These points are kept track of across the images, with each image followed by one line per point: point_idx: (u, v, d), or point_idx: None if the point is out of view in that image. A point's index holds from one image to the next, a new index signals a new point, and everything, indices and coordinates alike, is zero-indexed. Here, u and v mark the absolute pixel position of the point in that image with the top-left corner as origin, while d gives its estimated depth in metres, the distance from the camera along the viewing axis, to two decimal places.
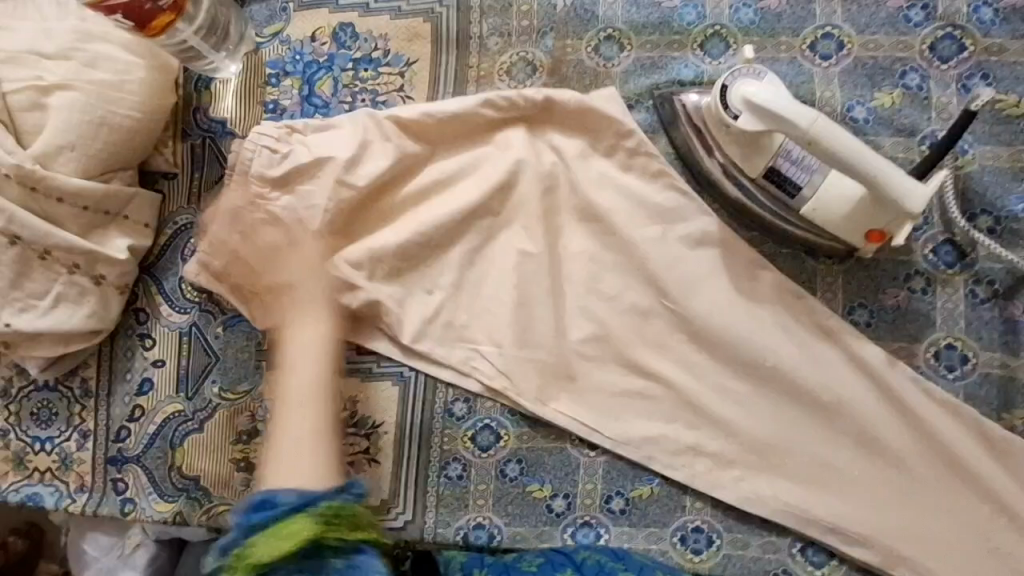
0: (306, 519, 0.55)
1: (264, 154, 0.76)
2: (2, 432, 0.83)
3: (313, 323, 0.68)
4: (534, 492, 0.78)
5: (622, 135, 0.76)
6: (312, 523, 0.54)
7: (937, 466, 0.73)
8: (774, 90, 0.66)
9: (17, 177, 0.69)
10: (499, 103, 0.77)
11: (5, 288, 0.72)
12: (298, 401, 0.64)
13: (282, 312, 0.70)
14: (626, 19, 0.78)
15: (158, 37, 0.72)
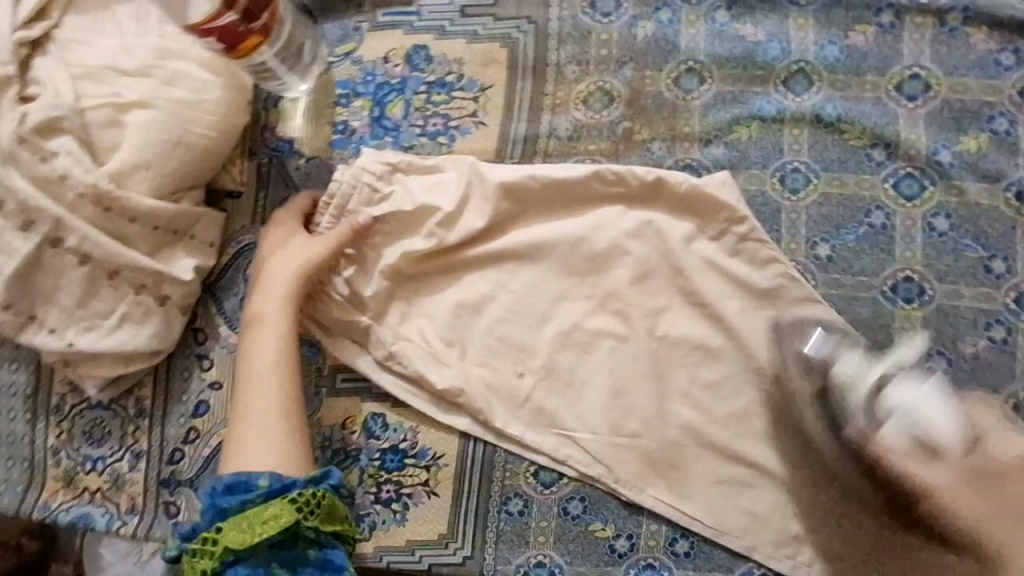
0: (286, 505, 0.61)
1: (364, 192, 0.76)
2: (51, 450, 0.82)
3: (275, 323, 0.72)
4: (596, 532, 0.76)
5: (722, 197, 0.75)
6: (290, 508, 0.61)
7: None
8: (932, 404, 0.64)
9: (93, 196, 0.68)
10: (608, 177, 0.76)
11: (72, 307, 0.71)
12: (263, 394, 0.70)
13: (256, 314, 0.73)
14: (708, 52, 0.77)
15: (244, 58, 0.71)
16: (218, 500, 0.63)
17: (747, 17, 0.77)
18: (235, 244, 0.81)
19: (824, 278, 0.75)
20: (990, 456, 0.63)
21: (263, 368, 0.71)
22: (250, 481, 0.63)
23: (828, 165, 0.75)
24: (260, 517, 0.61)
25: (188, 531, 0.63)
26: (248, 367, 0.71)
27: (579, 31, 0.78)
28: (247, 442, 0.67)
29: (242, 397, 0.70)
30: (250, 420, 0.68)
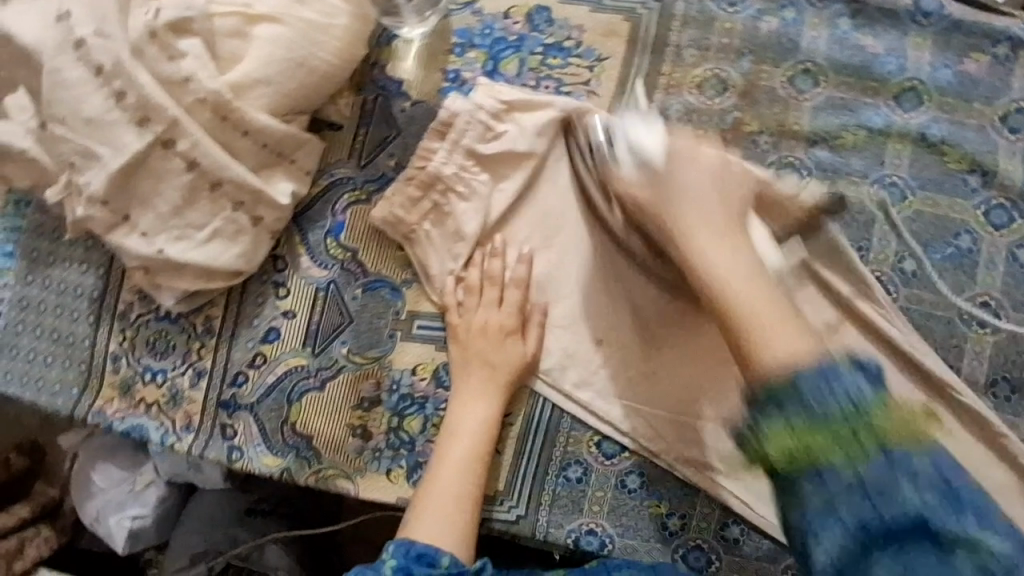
0: None
1: (479, 126, 0.76)
2: (112, 357, 0.81)
3: (487, 403, 0.75)
4: (650, 508, 0.78)
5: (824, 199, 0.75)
6: None
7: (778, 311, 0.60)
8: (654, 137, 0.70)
9: (213, 103, 0.67)
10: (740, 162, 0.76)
11: (166, 214, 0.70)
12: (456, 464, 0.72)
13: (507, 374, 0.76)
14: (827, 55, 0.78)
15: None
16: (410, 564, 0.65)
17: (868, 28, 0.79)
18: (328, 175, 0.80)
19: (906, 293, 0.76)
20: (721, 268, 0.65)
21: (460, 453, 0.73)
22: (436, 555, 0.66)
23: (925, 184, 0.77)
24: None
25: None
26: (446, 443, 0.74)
27: (703, 17, 0.79)
28: (424, 511, 0.70)
29: (431, 475, 0.72)
30: (431, 499, 0.71)
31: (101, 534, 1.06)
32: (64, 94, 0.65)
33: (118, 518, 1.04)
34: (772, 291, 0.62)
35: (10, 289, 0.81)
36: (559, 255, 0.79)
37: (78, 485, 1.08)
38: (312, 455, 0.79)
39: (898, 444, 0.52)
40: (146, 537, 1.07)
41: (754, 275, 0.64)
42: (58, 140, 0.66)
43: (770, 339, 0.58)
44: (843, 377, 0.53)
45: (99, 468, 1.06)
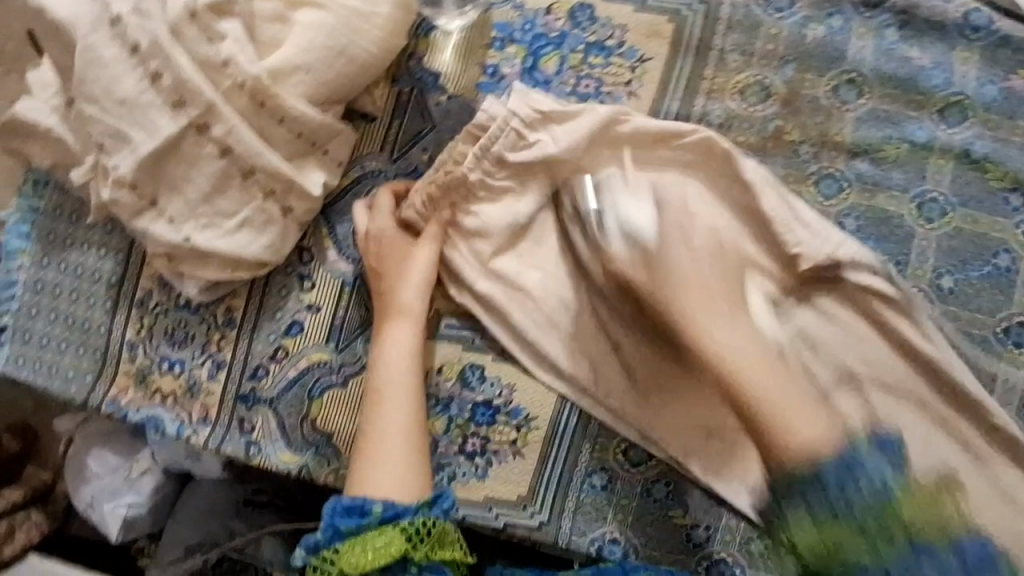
0: (391, 534, 0.64)
1: (510, 135, 0.73)
2: (128, 345, 0.78)
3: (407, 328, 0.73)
4: (675, 519, 0.76)
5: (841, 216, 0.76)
6: (395, 538, 0.64)
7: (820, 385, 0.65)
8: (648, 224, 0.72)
9: (251, 88, 0.65)
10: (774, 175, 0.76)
11: (196, 201, 0.68)
12: (387, 399, 0.71)
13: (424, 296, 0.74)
14: (873, 66, 0.77)
15: None
16: (337, 521, 0.65)
17: (915, 41, 0.77)
18: (359, 167, 0.78)
19: (942, 310, 0.75)
20: (714, 331, 0.68)
21: (396, 388, 0.72)
22: (368, 503, 0.66)
23: (965, 202, 0.76)
24: (371, 544, 0.64)
25: (308, 544, 0.65)
26: (377, 380, 0.72)
27: (748, 21, 0.78)
28: (364, 455, 0.70)
29: (375, 419, 0.71)
30: (378, 438, 0.70)
31: (94, 521, 1.06)
32: (98, 73, 0.63)
33: (113, 505, 1.03)
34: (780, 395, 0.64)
35: (24, 270, 0.79)
36: (594, 259, 0.76)
37: (71, 470, 1.06)
38: (331, 453, 0.77)
39: (931, 542, 0.56)
40: (139, 527, 1.05)
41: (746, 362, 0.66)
42: (89, 120, 0.65)
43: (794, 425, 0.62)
44: (866, 466, 0.58)
45: (94, 455, 1.05)
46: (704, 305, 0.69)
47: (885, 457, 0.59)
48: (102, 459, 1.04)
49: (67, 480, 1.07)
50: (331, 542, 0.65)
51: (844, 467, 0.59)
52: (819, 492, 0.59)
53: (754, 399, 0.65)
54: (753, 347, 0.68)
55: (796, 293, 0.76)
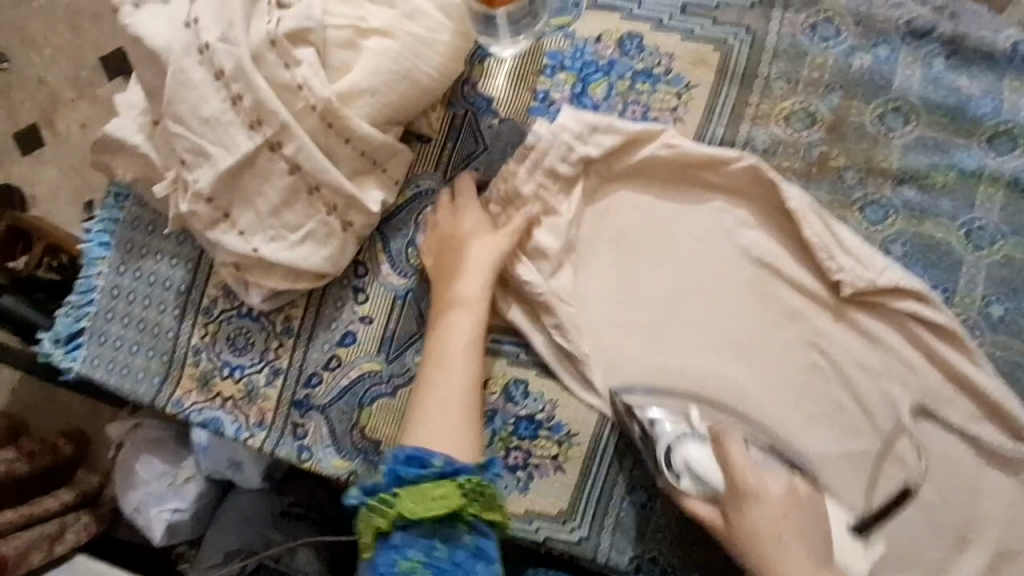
0: (451, 485, 0.62)
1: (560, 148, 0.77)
2: (194, 350, 0.83)
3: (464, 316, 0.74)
4: (715, 540, 0.76)
5: (884, 244, 0.77)
6: (456, 490, 0.62)
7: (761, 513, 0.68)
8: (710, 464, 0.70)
9: (321, 110, 0.70)
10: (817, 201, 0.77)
11: (265, 214, 0.73)
12: (448, 364, 0.71)
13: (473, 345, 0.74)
14: (920, 95, 0.78)
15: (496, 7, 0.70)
16: (399, 467, 0.63)
17: (963, 70, 0.78)
18: (414, 186, 0.82)
19: (992, 338, 0.75)
20: (766, 541, 0.64)
21: (454, 354, 0.72)
22: (430, 457, 0.64)
23: (1017, 230, 0.76)
24: (429, 495, 0.62)
25: (365, 486, 0.64)
26: (436, 353, 0.72)
27: (795, 50, 0.80)
28: (419, 409, 0.69)
29: (422, 392, 0.70)
30: (437, 395, 0.69)
31: (140, 526, 1.11)
32: (186, 94, 0.69)
33: (159, 510, 1.09)
34: (797, 543, 0.64)
35: (103, 277, 0.84)
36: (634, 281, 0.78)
37: (120, 475, 1.13)
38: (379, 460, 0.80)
39: None
40: (182, 531, 1.11)
41: (769, 528, 0.65)
42: (174, 137, 0.70)
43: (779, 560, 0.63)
44: None
45: (143, 461, 1.11)
46: (792, 534, 0.64)
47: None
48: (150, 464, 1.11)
49: (116, 485, 1.13)
50: (389, 488, 0.63)
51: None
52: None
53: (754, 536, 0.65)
54: (813, 551, 0.63)
55: (843, 317, 0.76)
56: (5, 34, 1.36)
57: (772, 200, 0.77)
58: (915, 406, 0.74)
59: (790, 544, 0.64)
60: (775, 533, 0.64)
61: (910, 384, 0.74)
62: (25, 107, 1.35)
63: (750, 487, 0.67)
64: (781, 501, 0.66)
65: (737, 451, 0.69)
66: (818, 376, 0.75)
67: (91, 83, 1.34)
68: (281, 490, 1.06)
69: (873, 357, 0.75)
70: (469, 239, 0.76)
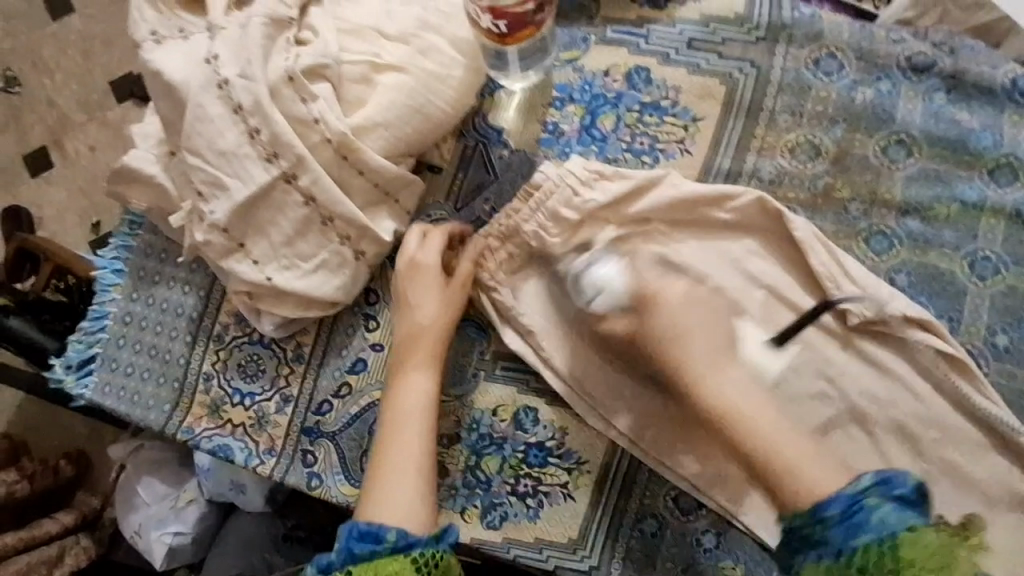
0: (401, 561, 0.65)
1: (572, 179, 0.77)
2: (204, 376, 0.83)
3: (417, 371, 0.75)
4: (726, 570, 0.76)
5: (889, 274, 0.78)
6: (407, 565, 0.65)
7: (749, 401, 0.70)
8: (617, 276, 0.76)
9: (336, 143, 0.71)
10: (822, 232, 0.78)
11: (279, 243, 0.74)
12: (403, 426, 0.73)
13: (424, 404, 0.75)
14: (922, 127, 0.80)
15: (507, 44, 0.71)
16: (353, 545, 0.67)
17: (964, 104, 0.80)
18: (425, 216, 0.83)
19: (997, 367, 0.76)
20: (762, 433, 0.67)
21: (410, 418, 0.73)
22: (381, 531, 0.67)
23: (1019, 261, 0.77)
24: (384, 570, 0.65)
25: (321, 564, 0.66)
26: (393, 415, 0.74)
27: (799, 84, 0.82)
28: (375, 478, 0.72)
29: (378, 463, 0.72)
30: (394, 465, 0.72)
31: (140, 548, 1.11)
32: (204, 128, 0.70)
33: (159, 533, 1.09)
34: (798, 441, 0.67)
35: (114, 303, 0.85)
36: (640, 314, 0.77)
37: (121, 496, 1.14)
38: None
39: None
40: (182, 556, 1.10)
41: (763, 420, 0.68)
42: (192, 169, 0.72)
43: (801, 482, 0.64)
44: (877, 515, 0.59)
45: (144, 483, 1.12)
46: (803, 456, 0.66)
47: (891, 504, 0.60)
48: (152, 487, 1.11)
49: (117, 506, 1.14)
50: (344, 564, 0.66)
51: (848, 505, 0.61)
52: (824, 531, 0.61)
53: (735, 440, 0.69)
54: (750, 394, 0.70)
55: (853, 345, 0.76)
56: (17, 58, 1.38)
57: (785, 229, 0.77)
58: (923, 434, 0.75)
59: (727, 376, 0.71)
60: (688, 330, 0.73)
61: (918, 413, 0.75)
62: (35, 130, 1.36)
63: (697, 356, 0.72)
64: (677, 301, 0.74)
65: (703, 355, 0.72)
66: (826, 405, 0.76)
67: (101, 107, 1.36)
68: (282, 514, 1.03)
69: (881, 386, 0.76)
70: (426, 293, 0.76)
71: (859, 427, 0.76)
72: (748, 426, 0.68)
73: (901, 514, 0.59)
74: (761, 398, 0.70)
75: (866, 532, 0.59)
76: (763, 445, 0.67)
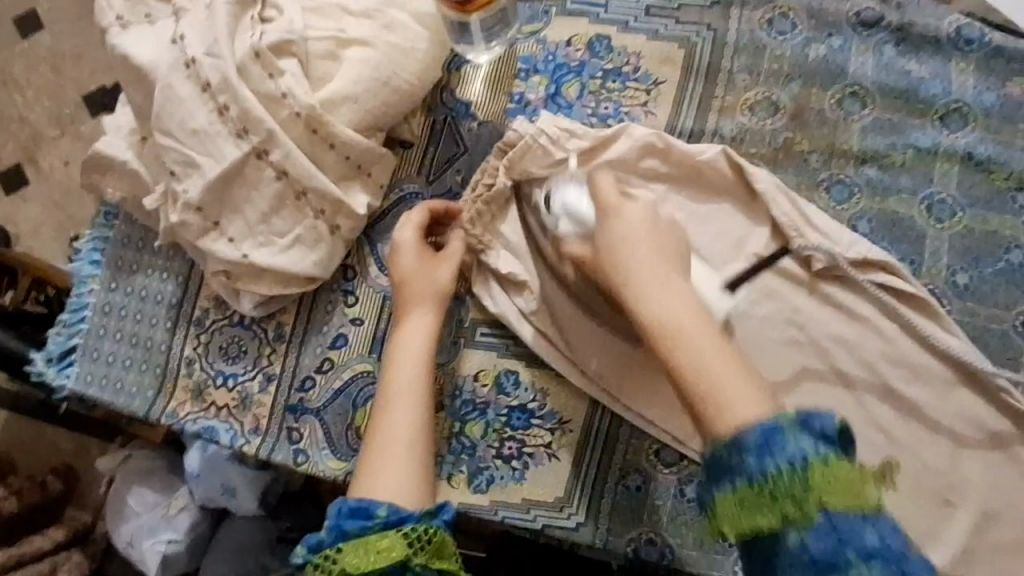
0: (393, 537, 0.63)
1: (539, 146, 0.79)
2: (187, 361, 0.84)
3: (415, 338, 0.76)
4: (711, 518, 0.77)
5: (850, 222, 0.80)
6: (398, 539, 0.63)
7: (711, 332, 0.63)
8: (584, 203, 0.74)
9: (306, 118, 0.73)
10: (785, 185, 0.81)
11: (255, 221, 0.75)
12: (396, 399, 0.73)
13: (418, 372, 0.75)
14: (874, 80, 0.82)
15: (470, 13, 0.72)
16: (343, 522, 0.65)
17: (913, 55, 0.83)
18: (399, 191, 0.85)
19: (960, 306, 0.78)
20: (690, 336, 0.62)
21: (404, 392, 0.73)
22: (372, 507, 0.66)
23: (974, 202, 0.80)
24: (374, 546, 0.63)
25: (310, 544, 0.65)
26: (388, 388, 0.74)
27: (754, 45, 0.84)
28: (369, 451, 0.71)
29: (370, 438, 0.72)
30: (386, 434, 0.72)
31: (134, 559, 1.11)
32: (174, 108, 0.71)
33: (152, 541, 1.08)
34: (722, 352, 0.61)
35: (94, 295, 0.86)
36: None
37: (113, 506, 1.13)
38: None
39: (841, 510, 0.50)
40: (176, 566, 1.08)
41: (708, 339, 0.62)
42: (164, 150, 0.73)
43: (728, 399, 0.57)
44: (784, 442, 0.52)
45: (134, 493, 1.12)
46: (726, 363, 0.60)
47: (813, 440, 0.52)
48: (141, 495, 1.11)
49: (110, 517, 1.14)
50: (334, 542, 0.64)
51: (766, 436, 0.53)
52: (740, 459, 0.53)
53: (679, 372, 0.61)
54: (697, 314, 0.64)
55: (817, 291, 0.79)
56: None
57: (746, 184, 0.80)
58: (893, 373, 0.77)
59: (670, 296, 0.65)
60: (639, 275, 0.66)
61: (887, 352, 0.77)
62: (8, 144, 1.36)
63: (613, 216, 0.70)
64: (636, 218, 0.70)
65: (644, 263, 0.67)
66: (797, 351, 0.78)
67: (73, 120, 1.36)
68: (275, 515, 1.04)
69: (847, 327, 0.78)
70: (414, 266, 0.78)
71: (828, 371, 0.78)
72: (684, 350, 0.62)
73: (818, 448, 0.52)
74: (721, 349, 0.61)
75: (778, 455, 0.52)
76: (738, 383, 0.58)
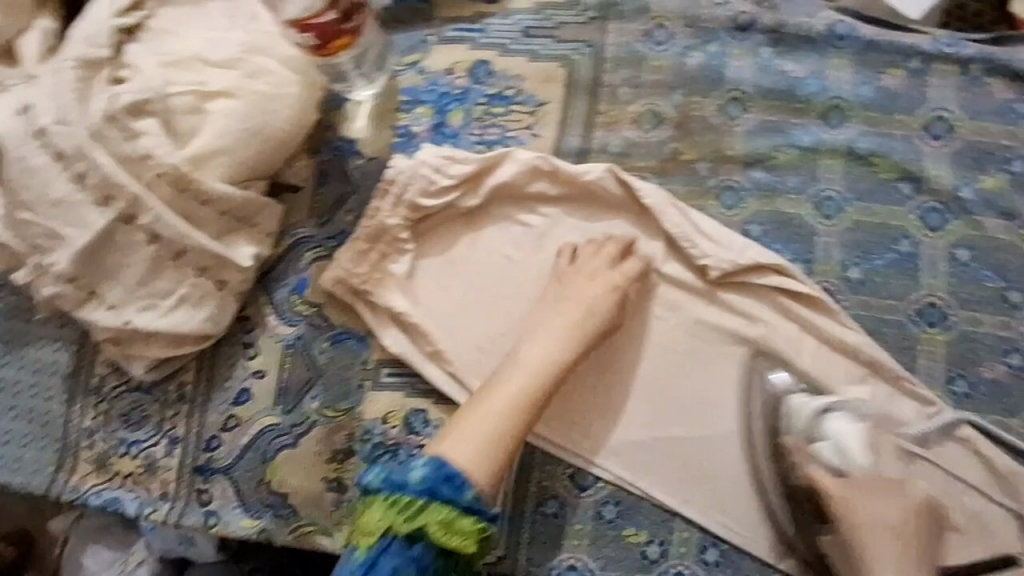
0: (465, 520, 0.70)
1: (422, 182, 0.79)
2: (87, 432, 0.81)
3: (550, 340, 0.75)
4: (629, 537, 0.77)
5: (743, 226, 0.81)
6: (467, 526, 0.70)
7: (902, 500, 0.71)
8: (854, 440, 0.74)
9: (171, 177, 0.71)
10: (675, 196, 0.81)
11: (133, 285, 0.72)
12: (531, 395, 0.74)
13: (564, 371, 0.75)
14: (753, 83, 0.83)
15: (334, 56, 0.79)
16: (436, 483, 0.70)
17: (789, 55, 0.84)
18: (292, 235, 0.82)
19: (855, 300, 0.79)
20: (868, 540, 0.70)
21: (535, 389, 0.74)
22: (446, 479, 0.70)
23: (860, 195, 0.80)
24: (437, 519, 0.69)
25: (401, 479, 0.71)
26: (505, 391, 0.74)
27: (633, 58, 0.84)
28: (457, 426, 0.73)
29: (457, 417, 0.74)
30: (474, 413, 0.74)
31: None
32: (30, 181, 0.69)
33: None
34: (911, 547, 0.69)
35: None
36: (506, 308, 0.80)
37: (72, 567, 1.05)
38: (288, 513, 0.79)
39: None
40: None
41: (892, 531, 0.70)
42: (27, 224, 0.70)
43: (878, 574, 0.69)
44: None
45: (89, 552, 1.03)
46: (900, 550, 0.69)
47: None
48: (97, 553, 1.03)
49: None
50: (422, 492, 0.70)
51: None
52: None
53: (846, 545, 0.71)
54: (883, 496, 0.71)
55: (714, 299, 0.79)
56: None
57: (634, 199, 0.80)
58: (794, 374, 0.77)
59: (886, 504, 0.71)
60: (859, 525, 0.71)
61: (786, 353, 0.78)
62: None
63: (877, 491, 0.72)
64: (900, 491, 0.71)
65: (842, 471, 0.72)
66: (700, 359, 0.79)
67: None
68: (240, 558, 0.94)
69: (747, 331, 0.78)
70: (582, 278, 0.76)
71: (731, 380, 0.78)
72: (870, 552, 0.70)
73: None
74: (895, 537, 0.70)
75: None
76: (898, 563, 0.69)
